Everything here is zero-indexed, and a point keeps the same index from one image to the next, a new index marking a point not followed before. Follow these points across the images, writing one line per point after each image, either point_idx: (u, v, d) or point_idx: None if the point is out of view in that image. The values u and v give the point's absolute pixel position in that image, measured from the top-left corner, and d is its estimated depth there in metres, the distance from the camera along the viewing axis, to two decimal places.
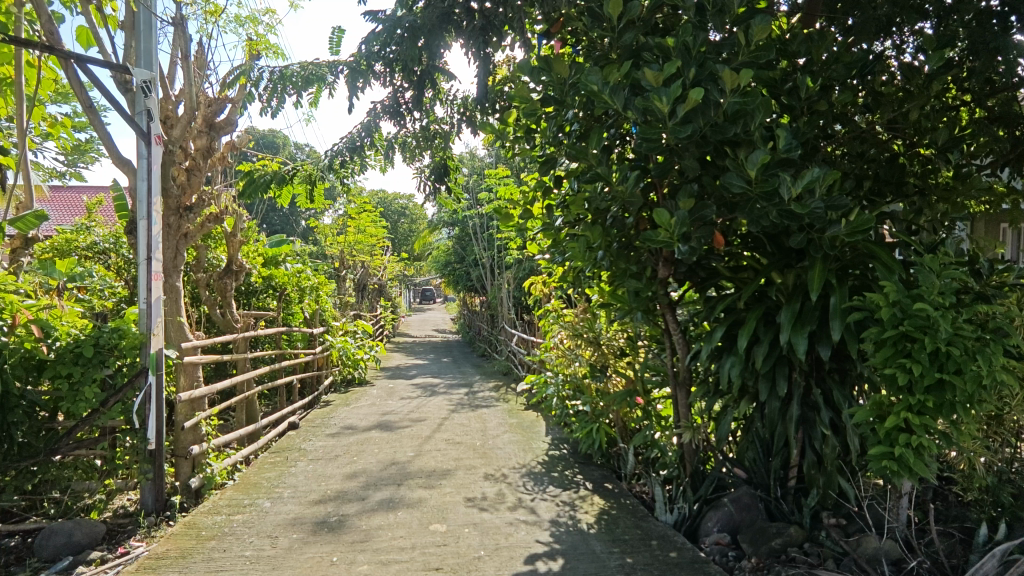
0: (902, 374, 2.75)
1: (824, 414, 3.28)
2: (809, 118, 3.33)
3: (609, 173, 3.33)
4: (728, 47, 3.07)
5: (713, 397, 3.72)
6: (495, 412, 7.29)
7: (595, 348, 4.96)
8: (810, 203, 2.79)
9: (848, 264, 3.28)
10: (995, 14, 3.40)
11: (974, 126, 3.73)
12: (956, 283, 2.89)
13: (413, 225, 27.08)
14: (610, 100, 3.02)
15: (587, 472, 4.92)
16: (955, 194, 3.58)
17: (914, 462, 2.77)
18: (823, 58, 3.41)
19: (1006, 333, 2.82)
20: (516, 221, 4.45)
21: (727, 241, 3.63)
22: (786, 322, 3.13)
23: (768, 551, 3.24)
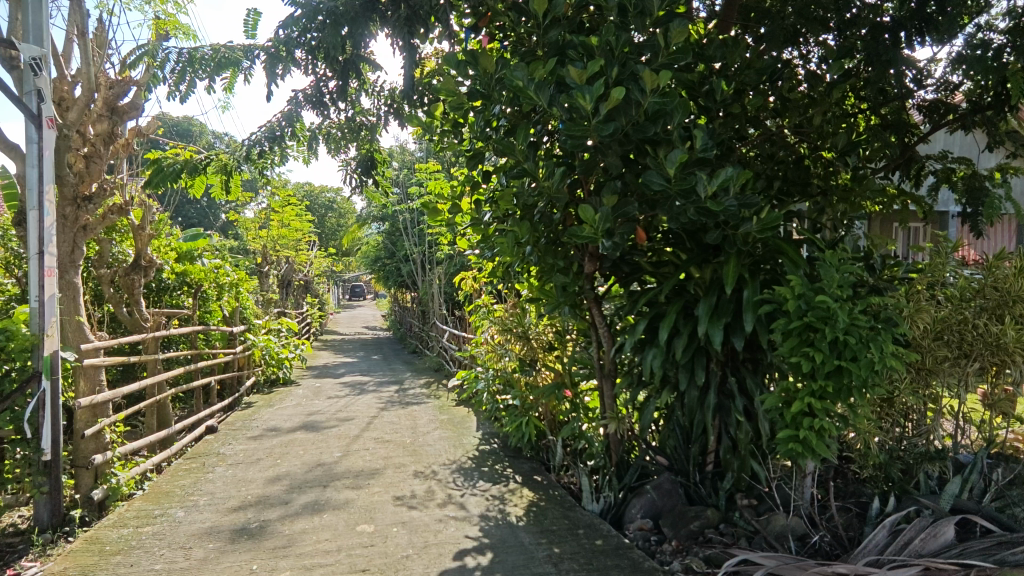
0: (806, 362, 2.95)
1: (738, 402, 3.46)
2: (724, 120, 3.56)
3: (536, 169, 3.37)
4: (649, 48, 3.14)
5: (637, 387, 3.85)
6: (426, 409, 7.21)
7: (524, 342, 5.01)
8: (724, 201, 2.92)
9: (760, 259, 3.47)
10: (888, 29, 3.58)
11: (869, 133, 4.06)
12: (853, 276, 3.09)
13: (342, 220, 26.28)
14: (535, 96, 3.05)
15: (517, 466, 4.96)
16: (853, 195, 3.88)
17: (817, 443, 2.99)
18: (737, 63, 3.58)
19: (896, 323, 3.08)
20: (444, 216, 4.41)
21: (649, 237, 3.75)
22: (703, 315, 3.28)
23: (687, 534, 3.40)
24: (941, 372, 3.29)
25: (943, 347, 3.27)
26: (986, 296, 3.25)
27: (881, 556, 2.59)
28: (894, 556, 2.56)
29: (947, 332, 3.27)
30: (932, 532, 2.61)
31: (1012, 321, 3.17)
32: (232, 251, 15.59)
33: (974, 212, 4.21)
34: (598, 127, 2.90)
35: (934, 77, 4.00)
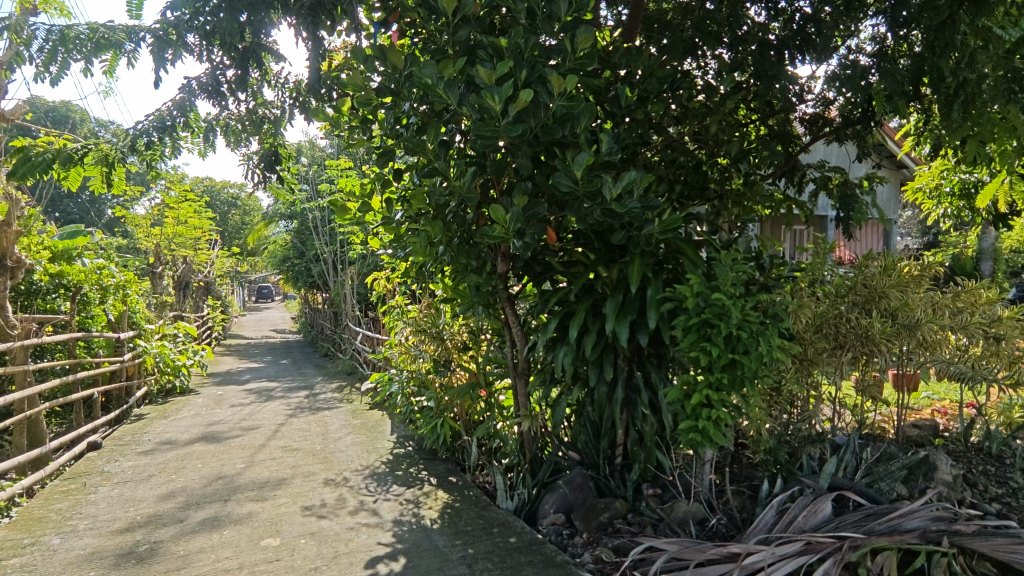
0: (704, 356, 3.13)
1: (643, 396, 3.61)
2: (629, 125, 3.69)
3: (447, 168, 3.33)
4: (557, 53, 3.18)
5: (549, 385, 3.93)
6: (338, 414, 6.96)
7: (438, 343, 4.96)
8: (628, 203, 3.03)
9: (662, 258, 3.65)
10: (774, 46, 3.82)
11: (759, 142, 4.30)
12: (744, 275, 3.31)
13: (246, 217, 24.83)
14: (445, 94, 3.03)
15: (431, 468, 4.90)
16: (745, 200, 4.19)
17: (714, 431, 3.17)
18: (640, 72, 3.76)
19: (781, 318, 3.33)
20: (353, 213, 4.27)
21: (560, 237, 3.84)
22: (611, 313, 3.40)
23: (597, 526, 3.51)
24: (821, 361, 3.62)
25: (822, 339, 3.62)
26: (857, 292, 3.67)
27: (770, 534, 2.79)
28: (780, 533, 2.76)
29: (825, 325, 3.65)
30: (813, 508, 2.85)
31: (879, 314, 3.59)
32: (120, 250, 14.32)
33: (846, 218, 4.65)
34: (507, 128, 2.90)
35: (813, 92, 4.44)
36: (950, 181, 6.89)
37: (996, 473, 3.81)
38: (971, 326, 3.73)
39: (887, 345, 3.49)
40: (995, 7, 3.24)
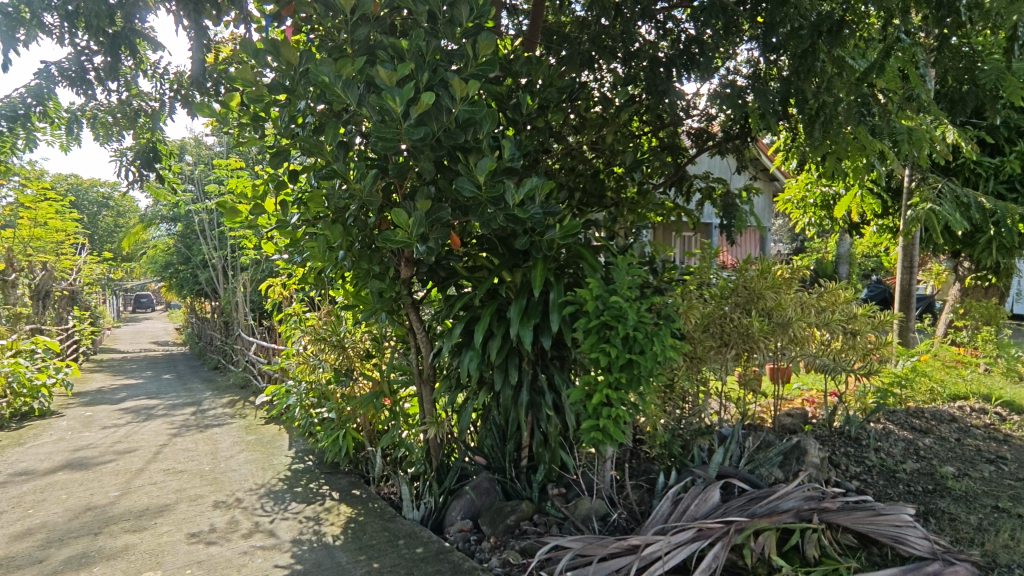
0: (603, 357, 3.24)
1: (547, 397, 3.69)
2: (529, 133, 3.77)
3: (346, 170, 3.20)
4: (458, 57, 3.15)
5: (455, 390, 3.95)
6: (229, 430, 6.49)
7: (339, 352, 4.77)
8: (530, 209, 3.07)
9: (563, 263, 3.75)
10: (663, 64, 4.01)
11: (651, 153, 4.63)
12: (639, 279, 3.47)
13: (119, 219, 22.58)
14: (343, 94, 2.91)
15: (333, 482, 4.70)
16: (639, 207, 4.44)
17: (614, 430, 3.28)
18: (540, 81, 3.84)
19: (673, 318, 3.53)
20: (244, 217, 4.00)
21: (464, 242, 3.84)
22: (515, 316, 3.46)
23: (504, 529, 3.53)
24: (708, 358, 3.90)
25: (709, 338, 3.90)
26: (738, 294, 3.99)
27: (666, 524, 2.91)
28: (675, 523, 2.89)
29: (712, 325, 3.93)
30: (704, 496, 3.00)
31: (757, 314, 3.93)
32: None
33: (728, 225, 4.96)
34: (408, 131, 2.83)
35: (698, 108, 4.65)
36: (814, 194, 7.65)
37: (855, 454, 4.28)
38: (832, 323, 4.18)
39: (763, 341, 3.89)
40: (847, 40, 3.62)
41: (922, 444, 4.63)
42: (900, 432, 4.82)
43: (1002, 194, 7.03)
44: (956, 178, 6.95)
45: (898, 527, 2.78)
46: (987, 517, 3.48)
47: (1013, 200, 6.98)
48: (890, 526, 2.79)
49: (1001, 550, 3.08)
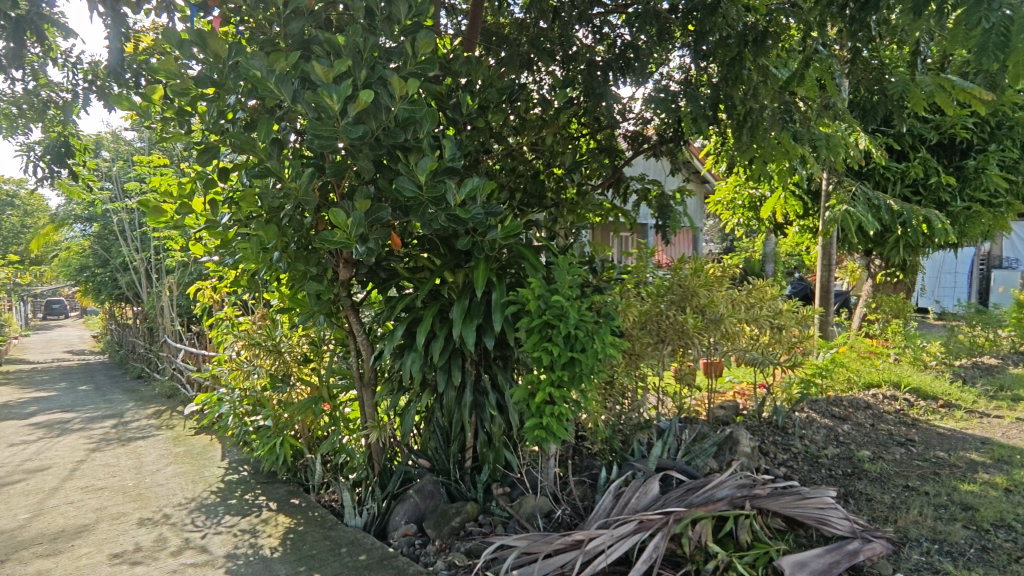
0: (545, 355, 3.26)
1: (491, 397, 3.70)
2: (470, 133, 3.76)
3: (281, 168, 3.07)
4: (397, 55, 3.09)
5: (397, 394, 3.89)
6: (155, 443, 6.12)
7: (276, 356, 4.58)
8: (471, 209, 3.05)
9: (505, 263, 3.77)
10: (600, 67, 4.12)
11: (588, 155, 4.72)
12: (580, 278, 3.52)
13: (26, 219, 20.87)
14: (277, 90, 2.79)
15: (270, 491, 4.52)
16: (578, 208, 4.45)
17: (557, 427, 3.31)
18: (480, 82, 3.83)
19: (613, 316, 3.61)
20: (169, 217, 3.77)
21: (404, 243, 3.80)
22: (457, 317, 3.45)
23: (449, 531, 3.50)
24: (646, 354, 4.04)
25: (646, 334, 4.04)
26: (673, 292, 4.12)
27: (608, 518, 2.98)
28: (617, 516, 2.95)
29: (648, 322, 4.07)
30: (643, 489, 3.08)
31: (691, 311, 4.09)
32: None
33: (663, 226, 5.13)
34: (345, 128, 2.75)
35: (633, 112, 4.72)
36: (742, 197, 8.08)
37: (782, 442, 4.52)
38: (760, 318, 4.40)
39: (697, 337, 4.05)
40: (769, 49, 3.81)
41: (842, 430, 4.95)
42: (822, 420, 5.13)
43: (907, 197, 7.60)
44: (868, 182, 7.46)
45: (821, 509, 2.95)
46: (899, 496, 3.76)
47: (917, 202, 7.56)
48: (814, 508, 2.96)
49: (911, 526, 3.32)
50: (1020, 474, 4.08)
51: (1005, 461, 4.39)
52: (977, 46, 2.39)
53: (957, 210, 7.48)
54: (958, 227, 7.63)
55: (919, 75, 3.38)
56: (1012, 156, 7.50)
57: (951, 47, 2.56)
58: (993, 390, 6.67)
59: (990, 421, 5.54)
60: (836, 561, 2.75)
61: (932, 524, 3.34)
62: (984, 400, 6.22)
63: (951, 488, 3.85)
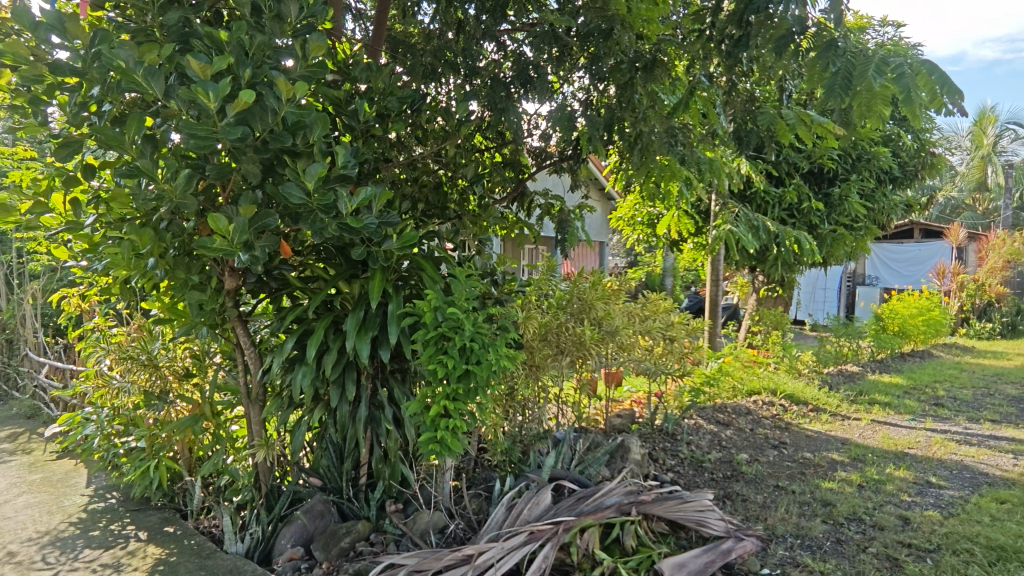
0: (440, 368, 3.22)
1: (387, 411, 3.63)
2: (366, 141, 3.63)
3: (153, 168, 2.83)
4: (287, 56, 2.94)
5: (287, 410, 3.70)
6: (6, 470, 5.42)
7: (152, 372, 4.18)
8: (364, 219, 2.95)
9: (404, 274, 3.72)
10: (506, 84, 4.10)
11: (493, 169, 4.79)
12: (477, 290, 3.53)
13: None
14: (146, 84, 2.59)
15: (141, 519, 4.11)
16: (481, 219, 4.53)
17: (452, 440, 3.28)
18: (380, 88, 3.75)
19: (510, 329, 3.64)
20: (23, 216, 3.38)
21: (297, 251, 3.69)
22: (351, 329, 3.34)
23: (338, 553, 3.35)
24: (546, 366, 4.13)
25: (547, 346, 4.12)
26: (573, 304, 4.28)
27: (499, 530, 2.97)
28: (508, 528, 2.95)
29: (549, 334, 4.16)
30: (535, 500, 3.10)
31: (588, 323, 4.24)
32: None
33: (561, 239, 5.25)
34: (224, 129, 2.57)
35: (539, 127, 4.81)
36: (641, 214, 8.51)
37: (671, 448, 4.76)
38: (654, 330, 4.65)
39: (594, 349, 4.20)
40: (661, 77, 3.97)
41: (724, 435, 5.29)
42: (707, 426, 5.46)
43: (784, 219, 8.31)
44: (750, 205, 8.11)
45: (700, 511, 3.12)
46: (770, 495, 4.06)
47: (793, 225, 8.29)
48: (694, 511, 3.12)
49: (778, 524, 3.60)
50: (871, 471, 4.55)
51: (860, 459, 4.88)
52: (826, 86, 2.67)
53: (825, 232, 8.28)
54: (825, 247, 8.47)
55: (784, 109, 3.72)
56: (869, 185, 8.44)
57: (808, 86, 2.84)
58: (853, 395, 7.43)
59: (849, 423, 6.15)
60: (711, 560, 2.91)
61: (796, 521, 3.64)
62: (845, 404, 6.90)
63: (814, 486, 4.23)
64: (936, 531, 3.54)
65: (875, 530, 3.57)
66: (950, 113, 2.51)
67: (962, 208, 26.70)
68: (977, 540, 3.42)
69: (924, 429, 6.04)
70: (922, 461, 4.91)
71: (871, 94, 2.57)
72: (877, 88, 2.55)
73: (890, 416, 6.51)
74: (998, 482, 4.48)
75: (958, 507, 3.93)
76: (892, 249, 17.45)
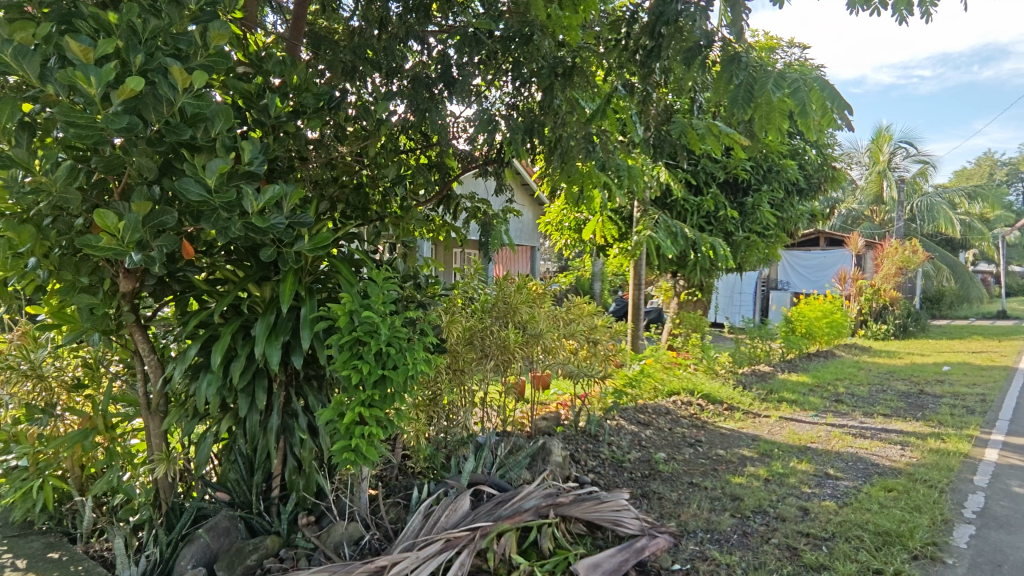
0: (355, 374, 3.10)
1: (301, 420, 3.47)
2: (278, 138, 3.44)
3: (30, 158, 2.58)
4: (185, 44, 2.76)
5: (191, 421, 3.46)
6: None
7: (37, 382, 3.81)
8: (271, 219, 2.82)
9: (321, 276, 3.60)
10: (434, 84, 4.01)
11: (416, 170, 4.74)
12: (395, 294, 3.44)
13: None
14: (18, 66, 2.35)
15: (21, 546, 3.69)
16: (402, 222, 4.47)
17: (367, 449, 3.18)
18: (295, 83, 3.59)
19: (430, 333, 3.58)
20: None
21: (203, 252, 3.48)
22: (260, 334, 3.16)
23: (243, 572, 3.13)
24: (469, 370, 4.09)
25: (471, 350, 4.09)
26: (497, 308, 4.27)
27: (415, 540, 2.88)
28: (424, 537, 2.88)
29: (474, 337, 4.10)
30: (452, 506, 3.04)
31: (513, 326, 4.24)
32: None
33: (485, 242, 5.18)
34: (108, 118, 2.36)
35: (465, 131, 4.69)
36: (569, 219, 8.66)
37: (593, 449, 4.83)
38: (578, 333, 4.70)
39: (518, 352, 4.19)
40: (579, 84, 4.01)
41: (644, 435, 5.44)
42: (629, 426, 5.58)
43: (702, 226, 8.69)
44: (671, 212, 8.47)
45: (616, 511, 3.18)
46: (684, 492, 4.21)
47: (710, 232, 8.69)
48: (610, 511, 3.17)
49: (690, 519, 3.73)
50: (777, 465, 4.82)
51: (767, 454, 5.15)
52: (730, 99, 2.79)
53: (739, 239, 8.73)
54: (739, 253, 8.93)
55: (695, 120, 3.89)
56: (778, 196, 8.97)
57: (715, 97, 2.96)
58: (764, 393, 7.85)
59: (759, 420, 6.49)
60: (625, 559, 2.97)
61: (707, 516, 3.78)
62: (757, 402, 7.28)
63: (725, 481, 4.42)
64: (831, 520, 3.78)
65: (778, 522, 3.77)
66: (840, 127, 2.71)
67: (862, 219, 28.95)
68: (866, 527, 3.68)
69: (825, 424, 6.46)
70: (822, 454, 5.24)
71: (770, 106, 2.73)
72: (775, 101, 2.71)
73: (796, 412, 6.93)
74: (887, 471, 4.85)
75: (852, 497, 4.22)
76: (801, 256, 18.65)
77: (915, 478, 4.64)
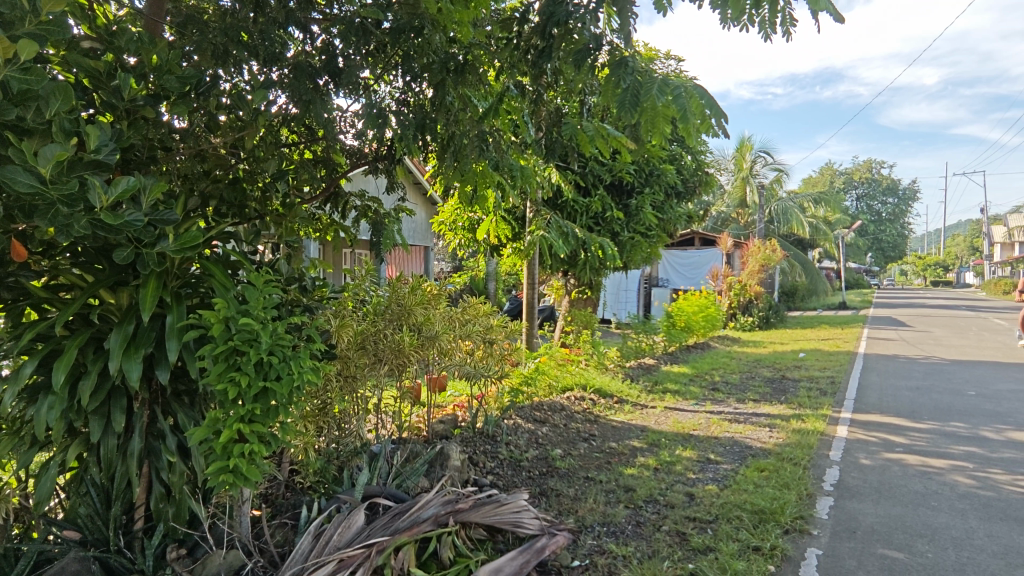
0: (232, 388, 2.81)
1: (169, 441, 3.11)
2: (134, 123, 3.04)
3: None
4: (9, 8, 2.33)
5: (28, 451, 2.97)
6: None
7: None
8: (124, 215, 2.47)
9: (190, 279, 3.25)
10: (318, 74, 3.79)
11: (299, 166, 4.47)
12: (277, 298, 3.16)
13: None
14: None
15: None
16: (285, 219, 4.18)
17: (247, 468, 2.89)
18: (155, 63, 3.19)
19: (317, 339, 3.34)
20: None
21: (42, 254, 3.00)
22: (115, 347, 2.77)
23: None
24: (361, 376, 3.90)
25: (363, 355, 3.89)
26: (391, 310, 4.10)
27: (305, 563, 2.65)
28: (315, 559, 2.65)
29: (366, 342, 3.91)
30: (346, 523, 2.84)
31: (407, 328, 4.08)
32: None
33: (376, 241, 4.96)
34: None
35: (352, 126, 4.49)
36: (462, 218, 8.62)
37: (491, 450, 4.79)
38: (474, 333, 4.64)
39: (413, 356, 4.06)
40: (472, 81, 3.94)
41: (541, 432, 5.50)
42: (526, 424, 5.60)
43: (590, 227, 9.03)
44: (561, 213, 8.75)
45: (516, 512, 3.17)
46: (580, 487, 4.30)
47: (598, 232, 9.06)
48: (511, 513, 3.15)
49: (587, 514, 3.81)
50: (664, 453, 5.08)
51: (655, 444, 5.41)
52: (619, 102, 2.88)
53: (624, 239, 9.16)
54: (625, 253, 9.36)
55: (584, 121, 3.97)
56: (659, 198, 9.50)
57: (605, 101, 3.03)
58: (650, 385, 8.29)
59: (646, 411, 6.82)
60: (527, 559, 2.95)
61: (602, 509, 3.89)
62: (643, 394, 7.66)
63: (618, 473, 4.58)
64: (714, 503, 4.04)
65: (668, 509, 3.96)
66: (717, 134, 2.88)
67: (730, 221, 31.63)
68: (745, 507, 3.97)
69: (705, 411, 6.94)
70: (703, 440, 5.61)
71: (655, 111, 2.83)
72: (659, 106, 2.81)
73: (679, 402, 7.38)
74: (759, 452, 5.29)
75: (731, 479, 4.55)
76: (679, 254, 20.01)
77: (783, 457, 5.10)
